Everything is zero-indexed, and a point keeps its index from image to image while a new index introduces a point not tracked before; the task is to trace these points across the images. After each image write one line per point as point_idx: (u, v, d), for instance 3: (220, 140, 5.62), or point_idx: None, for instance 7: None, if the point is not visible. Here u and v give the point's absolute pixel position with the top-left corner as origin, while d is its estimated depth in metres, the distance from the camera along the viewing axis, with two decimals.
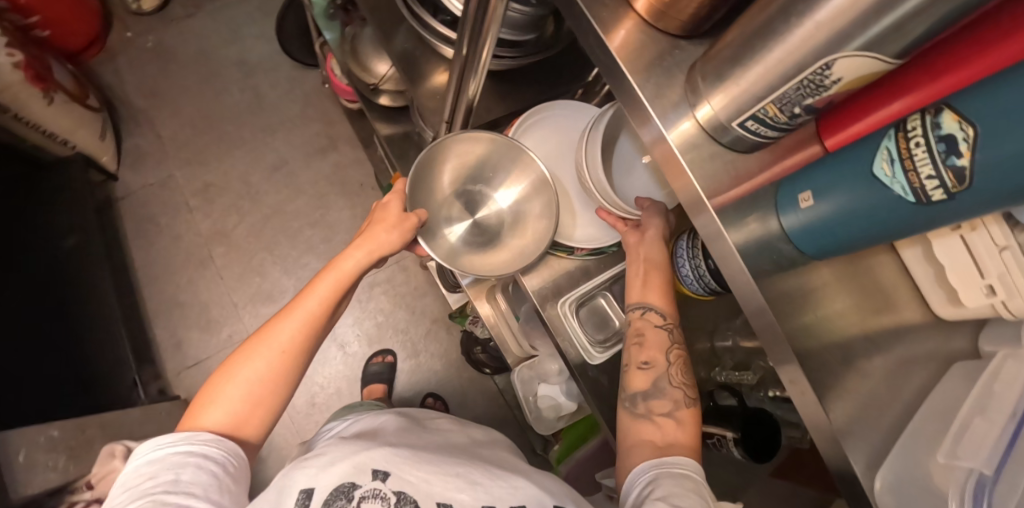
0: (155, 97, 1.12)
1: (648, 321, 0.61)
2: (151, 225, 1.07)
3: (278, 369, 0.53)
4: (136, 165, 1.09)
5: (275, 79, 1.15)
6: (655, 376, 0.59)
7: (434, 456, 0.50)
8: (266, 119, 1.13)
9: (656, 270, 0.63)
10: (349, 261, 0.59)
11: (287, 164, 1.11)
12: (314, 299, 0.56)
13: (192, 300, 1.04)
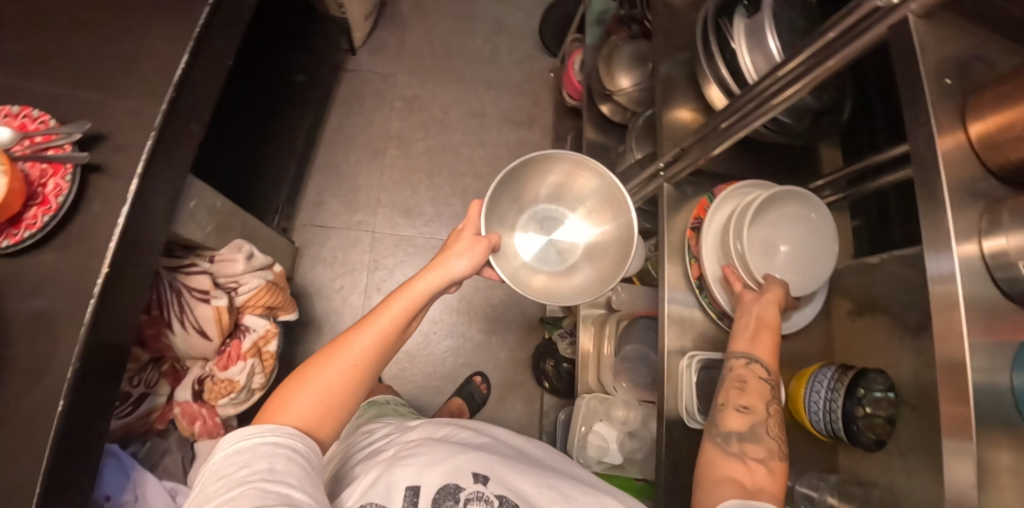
0: (419, 11, 1.24)
1: (752, 370, 0.58)
2: (355, 101, 1.17)
3: (353, 373, 0.51)
4: (373, 52, 1.21)
5: (514, 48, 1.24)
6: (749, 420, 0.55)
7: (522, 467, 0.52)
8: (491, 75, 1.22)
9: (770, 330, 0.60)
10: (424, 283, 0.56)
11: (485, 117, 1.19)
12: (387, 312, 0.53)
13: (350, 178, 1.12)
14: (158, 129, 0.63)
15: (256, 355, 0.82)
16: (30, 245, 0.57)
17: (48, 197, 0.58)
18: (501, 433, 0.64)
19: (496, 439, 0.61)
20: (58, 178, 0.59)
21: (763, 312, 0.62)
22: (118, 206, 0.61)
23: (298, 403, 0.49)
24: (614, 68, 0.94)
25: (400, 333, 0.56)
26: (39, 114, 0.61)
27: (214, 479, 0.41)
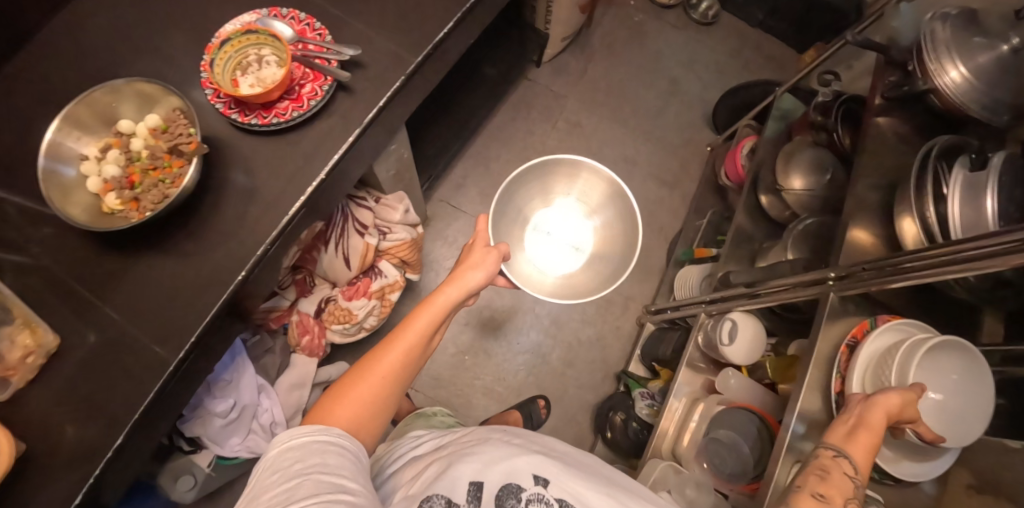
0: (609, 50, 1.30)
1: (836, 461, 0.54)
2: (524, 109, 1.24)
3: (387, 381, 0.51)
4: (554, 71, 1.27)
5: (683, 113, 1.28)
6: (822, 506, 0.51)
7: (579, 468, 0.47)
8: (654, 129, 1.26)
9: (873, 436, 0.54)
10: (446, 295, 0.57)
11: (634, 166, 1.24)
12: (416, 323, 0.54)
13: (496, 176, 1.19)
14: (406, 75, 0.67)
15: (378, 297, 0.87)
16: (273, 129, 0.62)
17: (302, 97, 0.63)
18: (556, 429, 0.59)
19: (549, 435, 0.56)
20: (315, 85, 0.64)
21: (873, 419, 0.55)
22: (351, 129, 0.64)
23: (338, 411, 0.48)
24: (789, 168, 0.95)
25: (427, 342, 0.57)
26: (319, 25, 0.66)
27: (262, 477, 0.42)
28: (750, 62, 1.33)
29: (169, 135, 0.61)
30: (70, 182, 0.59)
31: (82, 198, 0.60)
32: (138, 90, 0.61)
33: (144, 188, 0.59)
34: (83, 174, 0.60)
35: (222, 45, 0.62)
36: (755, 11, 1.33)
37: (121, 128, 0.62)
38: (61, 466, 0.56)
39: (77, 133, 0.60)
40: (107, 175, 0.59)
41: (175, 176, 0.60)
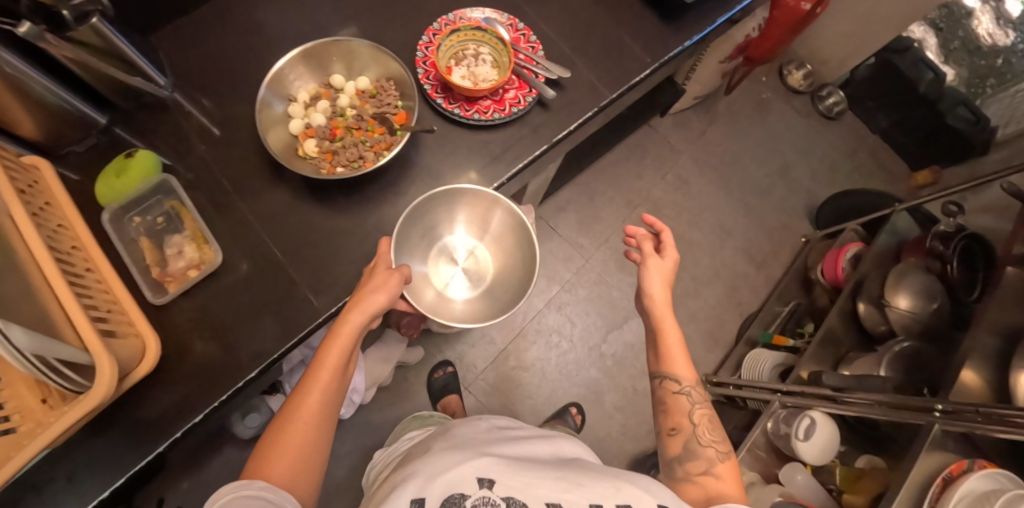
0: (732, 119, 1.33)
1: (676, 396, 0.57)
2: (640, 152, 1.27)
3: (313, 420, 0.46)
4: (677, 124, 1.31)
5: (787, 199, 1.30)
6: (686, 439, 0.54)
7: (536, 466, 0.42)
8: (758, 205, 1.28)
9: (666, 321, 0.60)
10: (353, 322, 0.51)
11: (728, 236, 1.26)
12: (328, 361, 0.49)
13: (598, 208, 1.22)
14: (598, 108, 0.70)
15: None
16: (471, 124, 0.65)
17: (506, 102, 0.65)
18: (541, 434, 0.54)
19: (526, 438, 0.51)
20: (519, 94, 0.66)
21: (647, 306, 0.61)
22: (538, 145, 0.67)
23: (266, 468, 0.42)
24: (899, 286, 0.96)
25: (348, 370, 0.52)
26: (535, 40, 0.68)
27: None
28: (863, 167, 1.37)
29: (379, 103, 0.65)
30: (275, 117, 0.63)
31: (284, 136, 0.63)
32: (364, 54, 0.65)
33: (344, 145, 0.63)
34: (292, 115, 0.64)
35: (450, 33, 0.65)
36: (881, 118, 1.38)
37: (335, 83, 0.66)
38: (190, 378, 0.59)
39: (296, 76, 0.64)
40: (313, 122, 0.63)
41: (375, 142, 0.63)
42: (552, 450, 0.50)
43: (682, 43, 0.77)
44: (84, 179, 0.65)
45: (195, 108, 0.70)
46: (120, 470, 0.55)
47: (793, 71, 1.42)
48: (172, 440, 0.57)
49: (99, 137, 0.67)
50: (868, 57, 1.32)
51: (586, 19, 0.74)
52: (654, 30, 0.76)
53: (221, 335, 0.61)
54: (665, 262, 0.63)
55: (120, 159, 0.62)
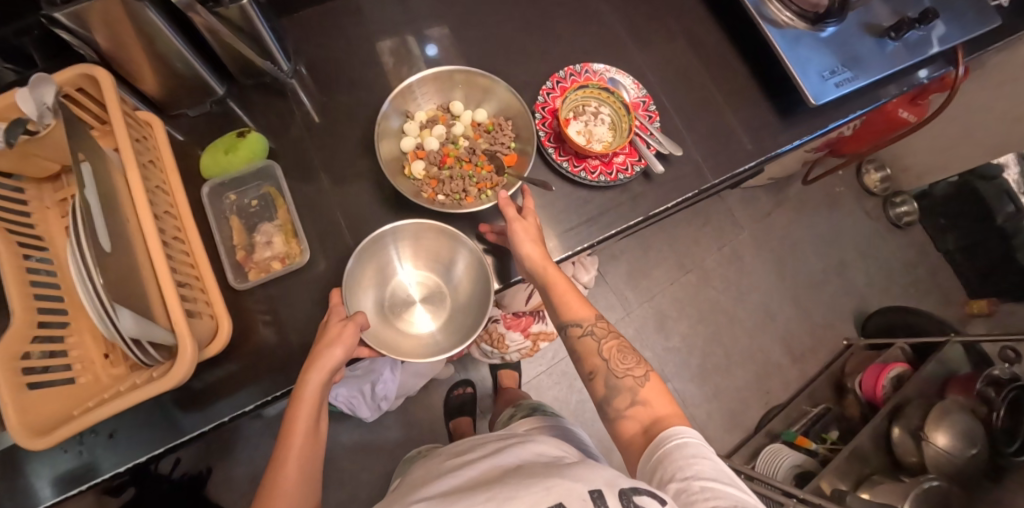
0: (800, 205, 1.33)
1: (584, 339, 0.57)
2: (704, 218, 1.27)
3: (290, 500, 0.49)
4: (746, 198, 1.30)
5: (835, 298, 1.29)
6: (605, 377, 0.55)
7: (464, 495, 0.43)
8: (804, 293, 1.27)
9: (562, 280, 0.58)
10: (313, 384, 0.52)
11: (771, 322, 1.24)
12: (297, 426, 0.50)
13: (651, 264, 1.22)
14: (697, 192, 0.70)
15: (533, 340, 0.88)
16: (575, 180, 0.65)
17: (613, 165, 0.65)
18: (481, 450, 0.58)
19: (468, 465, 0.53)
20: (628, 161, 0.66)
21: (548, 263, 0.58)
22: (633, 214, 0.67)
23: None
24: (943, 420, 0.94)
25: (320, 427, 0.54)
26: (653, 110, 0.69)
27: None
28: (918, 281, 1.37)
29: (493, 141, 0.68)
30: (392, 131, 0.68)
31: (398, 152, 0.68)
32: (489, 91, 0.69)
33: (451, 175, 0.66)
34: (409, 134, 0.68)
35: (579, 87, 0.66)
36: (948, 238, 1.38)
37: (455, 110, 0.70)
38: (244, 363, 0.60)
39: (420, 95, 0.69)
40: (428, 146, 0.67)
41: (481, 179, 0.66)
42: (487, 463, 0.52)
43: (790, 142, 0.77)
44: (189, 141, 0.67)
45: (307, 98, 0.71)
46: (162, 440, 0.57)
47: (871, 171, 1.40)
48: (218, 424, 0.58)
49: (212, 106, 0.69)
50: (951, 176, 1.31)
51: (701, 101, 0.76)
52: (766, 124, 0.77)
53: (284, 326, 0.62)
54: (529, 221, 0.59)
55: (231, 136, 0.64)
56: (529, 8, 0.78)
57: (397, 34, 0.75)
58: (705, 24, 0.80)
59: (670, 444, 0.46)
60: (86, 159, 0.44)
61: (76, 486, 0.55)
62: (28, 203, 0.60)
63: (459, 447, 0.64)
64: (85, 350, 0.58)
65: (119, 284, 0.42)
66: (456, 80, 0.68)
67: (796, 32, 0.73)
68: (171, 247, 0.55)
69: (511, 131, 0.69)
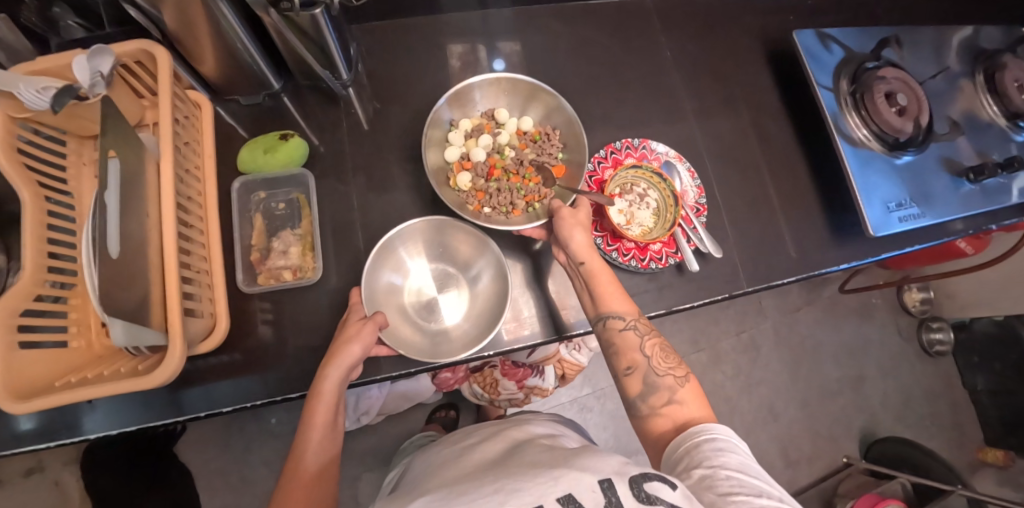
0: (831, 309, 1.34)
1: (624, 334, 0.53)
2: (730, 302, 1.29)
3: (309, 485, 0.49)
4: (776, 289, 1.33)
5: (845, 413, 1.27)
6: (643, 374, 0.51)
7: (468, 489, 0.40)
8: (816, 404, 1.26)
9: (604, 271, 0.56)
10: (331, 380, 0.51)
11: (773, 419, 1.23)
12: (317, 422, 0.50)
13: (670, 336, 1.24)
14: (727, 296, 0.67)
15: (527, 393, 0.86)
16: (604, 258, 0.63)
17: (648, 252, 0.63)
18: (492, 446, 0.55)
19: (474, 464, 0.51)
20: (664, 251, 0.64)
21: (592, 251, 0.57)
22: (657, 305, 0.64)
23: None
24: None
25: (337, 423, 0.53)
26: (702, 204, 0.68)
27: None
28: (937, 414, 1.33)
29: (539, 152, 0.67)
30: (437, 139, 0.67)
31: (441, 162, 0.67)
32: (538, 98, 0.68)
33: (499, 188, 0.65)
34: (454, 144, 0.67)
35: (631, 166, 0.64)
36: (979, 378, 1.33)
37: (500, 117, 0.69)
38: (240, 360, 0.60)
39: (466, 103, 0.69)
40: (474, 157, 0.66)
41: (529, 192, 0.65)
42: (496, 460, 0.50)
43: (837, 263, 0.73)
44: (235, 126, 0.68)
45: (360, 109, 0.70)
46: (139, 419, 0.58)
47: (913, 289, 1.39)
48: (192, 418, 0.58)
49: (265, 99, 0.69)
50: (994, 316, 1.28)
51: (756, 200, 0.73)
52: (816, 239, 0.74)
53: (285, 333, 0.61)
54: (579, 210, 0.59)
55: (273, 137, 0.64)
56: (605, 67, 0.76)
57: (467, 65, 0.74)
58: (778, 124, 0.78)
59: (696, 438, 0.43)
60: (116, 156, 0.44)
61: (46, 441, 0.56)
62: (66, 156, 0.60)
63: (476, 433, 0.64)
64: (83, 314, 0.58)
65: (120, 290, 0.42)
66: (502, 85, 0.68)
67: (871, 153, 0.71)
68: (190, 239, 0.55)
69: (557, 139, 0.68)
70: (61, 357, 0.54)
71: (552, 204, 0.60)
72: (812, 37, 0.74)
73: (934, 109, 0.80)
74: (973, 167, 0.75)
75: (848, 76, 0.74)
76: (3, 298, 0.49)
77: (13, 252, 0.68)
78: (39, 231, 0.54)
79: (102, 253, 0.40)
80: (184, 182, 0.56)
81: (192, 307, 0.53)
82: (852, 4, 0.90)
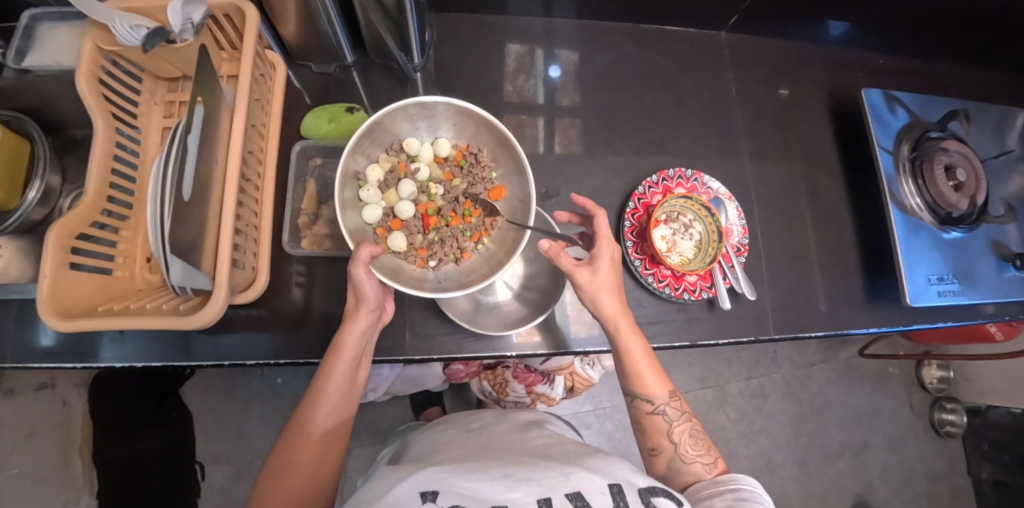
0: (845, 370, 1.33)
1: (653, 417, 0.53)
2: (745, 346, 1.30)
3: (319, 437, 0.51)
4: (793, 342, 1.32)
5: (842, 477, 1.27)
6: (670, 459, 0.53)
7: (480, 466, 0.44)
8: (814, 463, 1.26)
9: (638, 339, 0.54)
10: (353, 333, 0.52)
11: (767, 470, 1.23)
12: (334, 374, 0.51)
13: (682, 369, 1.25)
14: (751, 339, 0.67)
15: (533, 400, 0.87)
16: (639, 280, 0.64)
17: (682, 282, 0.64)
18: (501, 428, 0.59)
19: (482, 442, 0.54)
20: (699, 284, 0.65)
21: (620, 322, 0.53)
22: (682, 336, 0.65)
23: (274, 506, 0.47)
24: None
25: (356, 381, 0.54)
26: (743, 243, 0.68)
27: None
28: (935, 495, 1.31)
29: (471, 181, 0.64)
30: (350, 199, 0.60)
31: (362, 225, 0.61)
32: (448, 116, 0.62)
33: (441, 238, 0.63)
34: (369, 201, 0.60)
35: (680, 195, 0.65)
36: (984, 468, 1.30)
37: (412, 149, 0.63)
38: (267, 317, 0.62)
39: (372, 144, 0.61)
40: (399, 214, 0.61)
41: (474, 230, 0.64)
42: (502, 440, 0.54)
43: (867, 326, 0.72)
44: (302, 92, 0.70)
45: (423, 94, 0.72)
46: (164, 357, 0.60)
47: (933, 365, 1.37)
48: (215, 364, 0.60)
49: (335, 70, 0.71)
50: (1012, 407, 1.25)
51: (794, 250, 0.73)
52: (849, 299, 0.73)
53: (315, 297, 0.63)
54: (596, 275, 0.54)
55: (340, 108, 0.66)
56: (670, 94, 0.77)
57: (522, 67, 0.75)
58: (830, 178, 0.78)
59: (720, 486, 0.47)
60: (202, 102, 0.46)
61: (73, 362, 0.59)
62: (140, 93, 0.62)
63: (476, 415, 0.67)
64: (131, 246, 0.59)
65: (184, 230, 0.44)
66: (405, 113, 0.60)
67: (920, 222, 0.70)
68: (246, 192, 0.57)
69: (485, 156, 0.65)
70: (108, 284, 0.55)
71: (549, 248, 0.52)
72: (880, 97, 0.73)
73: (990, 189, 0.79)
74: (1021, 254, 0.74)
75: (911, 141, 0.73)
76: (64, 217, 0.50)
77: (69, 176, 0.71)
78: (107, 160, 0.55)
79: (174, 192, 0.42)
80: (250, 136, 0.58)
81: (238, 258, 0.54)
82: (923, 71, 0.89)
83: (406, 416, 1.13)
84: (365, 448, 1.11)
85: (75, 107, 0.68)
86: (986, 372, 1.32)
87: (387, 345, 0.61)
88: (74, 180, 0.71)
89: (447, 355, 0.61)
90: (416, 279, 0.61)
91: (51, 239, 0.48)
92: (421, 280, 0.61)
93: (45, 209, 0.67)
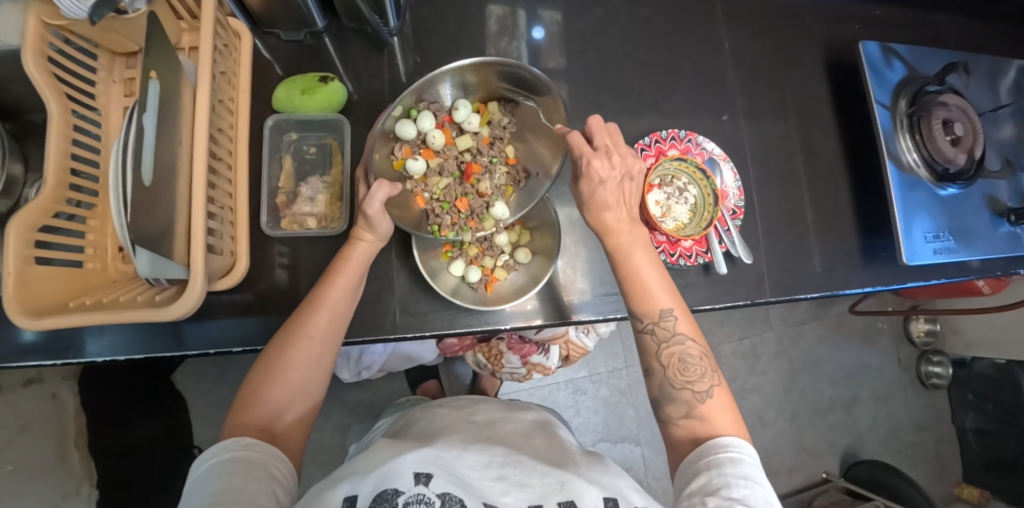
0: (835, 327, 1.35)
1: (642, 336, 0.50)
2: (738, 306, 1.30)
3: (320, 340, 0.49)
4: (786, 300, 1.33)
5: (834, 430, 1.30)
6: (660, 382, 0.49)
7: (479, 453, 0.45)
8: (806, 417, 1.29)
9: (639, 245, 0.52)
10: (360, 252, 0.53)
11: (762, 428, 1.26)
12: (339, 282, 0.51)
13: None
14: (749, 302, 0.66)
15: (528, 367, 0.89)
16: None
17: (677, 248, 0.63)
18: (510, 424, 0.57)
19: (487, 432, 0.53)
20: (695, 249, 0.64)
21: (614, 230, 0.52)
22: None
23: (248, 415, 0.45)
24: None
25: (356, 296, 0.53)
26: (740, 206, 0.67)
27: None
28: (921, 445, 1.35)
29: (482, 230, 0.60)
30: (409, 101, 0.56)
31: (391, 135, 0.57)
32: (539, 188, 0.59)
33: (443, 193, 0.60)
34: (416, 121, 0.57)
35: (674, 158, 0.63)
36: (970, 416, 1.34)
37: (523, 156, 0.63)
38: (251, 301, 0.60)
39: (475, 79, 0.57)
40: (434, 146, 0.58)
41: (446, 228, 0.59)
42: (507, 435, 0.53)
43: (863, 285, 0.72)
44: (272, 62, 0.65)
45: (402, 60, 0.68)
46: (148, 349, 0.57)
47: (921, 320, 1.41)
48: (201, 354, 0.57)
49: (306, 37, 0.66)
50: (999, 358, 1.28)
51: (790, 211, 0.72)
52: (844, 258, 0.72)
53: (299, 277, 0.61)
54: (610, 168, 0.51)
55: (312, 78, 0.62)
56: (663, 52, 0.74)
57: (505, 30, 0.70)
58: (826, 135, 0.76)
59: (721, 454, 0.41)
60: (157, 77, 0.42)
61: (53, 358, 0.56)
62: (96, 71, 0.56)
63: (482, 401, 0.66)
64: (101, 236, 0.54)
65: (150, 220, 0.41)
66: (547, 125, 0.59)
67: (917, 179, 0.69)
68: (218, 172, 0.54)
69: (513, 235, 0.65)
70: (80, 277, 0.50)
71: (573, 140, 0.51)
72: (876, 48, 0.70)
73: (988, 142, 0.77)
74: (1016, 209, 0.73)
75: (908, 96, 0.71)
76: (21, 210, 0.46)
77: (31, 162, 0.66)
78: (64, 145, 0.50)
79: (134, 179, 0.39)
80: (218, 112, 0.54)
81: (214, 243, 0.52)
82: (922, 20, 0.86)
83: (404, 392, 1.14)
84: (364, 424, 1.11)
85: (30, 88, 0.63)
86: (972, 324, 1.35)
87: (380, 325, 0.60)
88: (36, 167, 0.67)
89: (439, 331, 0.60)
90: (403, 206, 0.58)
91: (10, 235, 0.44)
92: (405, 210, 0.58)
93: (10, 201, 0.62)
